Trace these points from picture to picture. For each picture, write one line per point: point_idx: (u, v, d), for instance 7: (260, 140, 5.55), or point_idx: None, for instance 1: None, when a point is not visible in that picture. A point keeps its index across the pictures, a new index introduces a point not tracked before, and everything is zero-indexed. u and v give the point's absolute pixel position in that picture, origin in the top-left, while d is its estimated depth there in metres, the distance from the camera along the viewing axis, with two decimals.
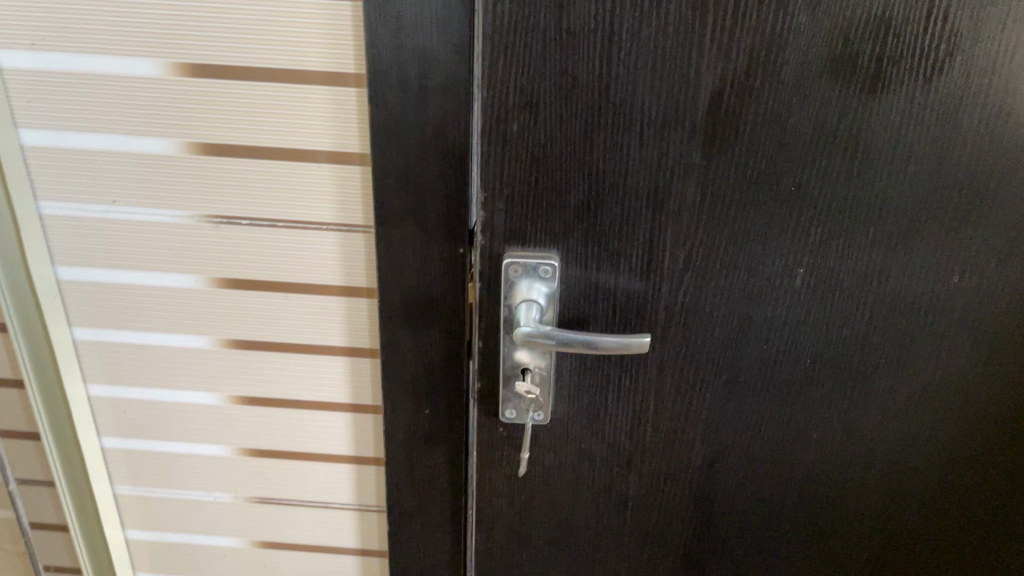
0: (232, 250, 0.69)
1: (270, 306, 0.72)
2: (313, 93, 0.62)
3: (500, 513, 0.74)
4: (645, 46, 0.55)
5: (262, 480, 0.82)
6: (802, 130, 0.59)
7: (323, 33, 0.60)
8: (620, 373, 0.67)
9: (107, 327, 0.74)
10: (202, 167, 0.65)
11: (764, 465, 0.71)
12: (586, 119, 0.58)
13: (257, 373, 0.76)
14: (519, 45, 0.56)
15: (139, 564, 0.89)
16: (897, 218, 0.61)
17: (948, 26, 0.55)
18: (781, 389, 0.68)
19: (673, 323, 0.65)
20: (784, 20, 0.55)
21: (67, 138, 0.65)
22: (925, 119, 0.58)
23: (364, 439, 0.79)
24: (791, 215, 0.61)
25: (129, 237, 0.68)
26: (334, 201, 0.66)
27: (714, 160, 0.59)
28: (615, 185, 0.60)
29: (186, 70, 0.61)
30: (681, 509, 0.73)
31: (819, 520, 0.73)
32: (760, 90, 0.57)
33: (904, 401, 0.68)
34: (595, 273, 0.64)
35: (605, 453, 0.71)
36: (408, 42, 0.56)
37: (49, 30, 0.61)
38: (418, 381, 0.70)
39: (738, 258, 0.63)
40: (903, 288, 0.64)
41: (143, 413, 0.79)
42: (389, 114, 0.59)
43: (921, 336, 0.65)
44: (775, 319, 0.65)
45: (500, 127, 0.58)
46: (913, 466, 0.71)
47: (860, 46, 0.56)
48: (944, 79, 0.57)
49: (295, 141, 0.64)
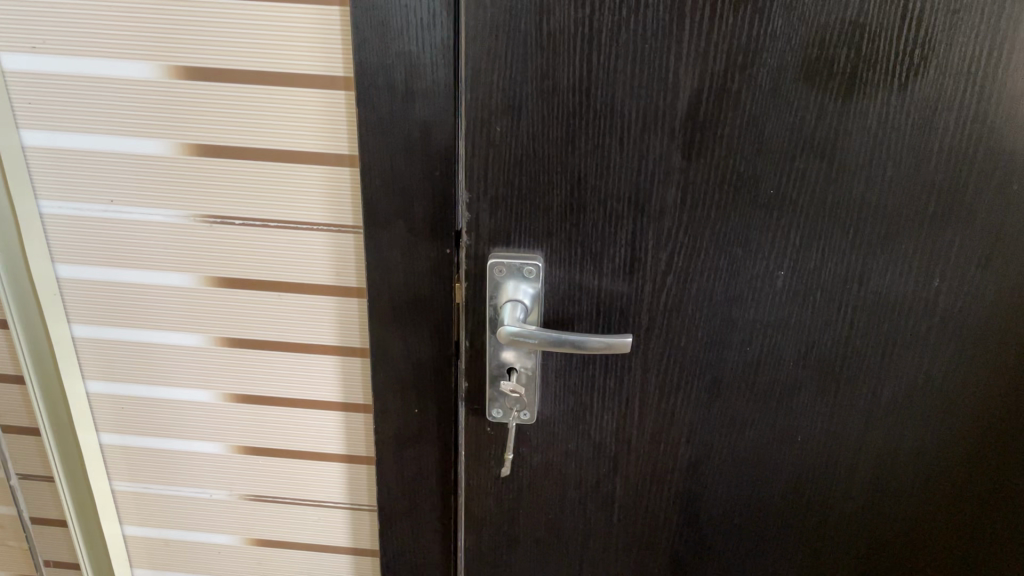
0: (227, 249, 0.71)
1: (264, 305, 0.74)
2: (303, 96, 0.65)
3: (489, 512, 0.75)
4: (623, 51, 0.57)
5: (257, 477, 0.84)
6: (780, 133, 0.60)
7: (313, 37, 0.63)
8: (604, 374, 0.68)
9: (106, 323, 0.76)
10: (198, 169, 0.68)
11: (749, 467, 0.72)
12: (567, 121, 0.60)
13: (252, 370, 0.78)
14: (501, 49, 0.58)
15: (138, 561, 0.91)
16: (878, 220, 0.62)
17: (923, 32, 0.56)
18: (765, 389, 0.68)
19: (657, 324, 0.66)
20: (759, 24, 0.56)
21: (70, 141, 0.68)
22: (902, 122, 0.59)
23: (355, 437, 0.80)
24: (771, 217, 0.62)
25: (129, 235, 0.71)
26: (324, 201, 0.68)
27: (694, 161, 0.61)
28: (596, 186, 0.62)
29: (184, 75, 0.64)
30: (667, 510, 0.74)
31: (805, 521, 0.74)
32: (737, 94, 0.58)
33: (888, 403, 0.68)
34: (579, 273, 0.65)
35: (592, 453, 0.72)
36: (394, 46, 0.59)
37: (55, 38, 0.64)
38: (406, 381, 0.72)
39: (721, 260, 0.64)
40: (884, 289, 0.64)
41: (141, 409, 0.81)
42: (377, 116, 0.61)
43: (904, 337, 0.66)
44: (758, 321, 0.66)
45: (483, 128, 0.60)
46: (900, 470, 0.71)
47: (836, 50, 0.57)
48: (920, 82, 0.57)
49: (287, 143, 0.67)
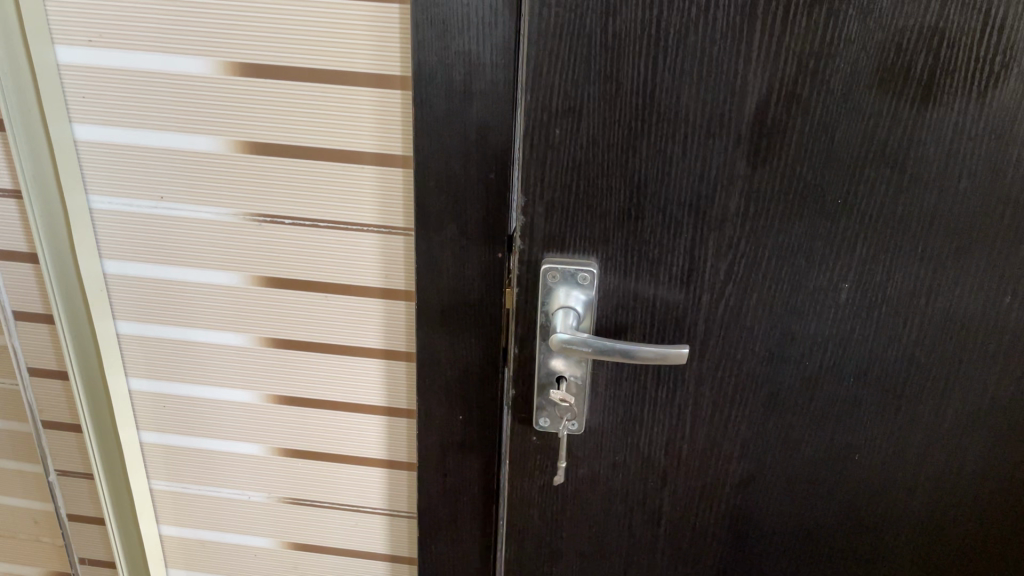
0: (273, 249, 0.71)
1: (310, 307, 0.73)
2: (359, 96, 0.64)
3: (532, 525, 0.73)
4: (691, 53, 0.55)
5: (295, 481, 0.83)
6: (850, 141, 0.57)
7: (370, 34, 0.62)
8: (656, 386, 0.66)
9: (150, 320, 0.76)
10: (250, 167, 0.67)
11: (804, 485, 0.69)
12: (629, 125, 0.58)
13: (294, 372, 0.77)
14: (563, 50, 0.56)
15: (173, 562, 0.91)
16: (948, 233, 0.60)
17: (1005, 38, 0.54)
18: (823, 406, 0.66)
19: (713, 334, 0.64)
20: (835, 28, 0.54)
21: (122, 138, 0.68)
22: (980, 131, 0.56)
23: (397, 442, 0.79)
24: (836, 228, 0.60)
25: (178, 233, 0.71)
26: (375, 202, 0.68)
27: (759, 169, 0.58)
28: (656, 192, 0.60)
29: (238, 71, 0.64)
30: (715, 528, 0.72)
31: (858, 544, 0.72)
32: (808, 101, 0.56)
33: (950, 424, 0.66)
34: (634, 282, 0.63)
35: (640, 466, 0.70)
36: (454, 45, 0.58)
37: (110, 32, 0.64)
38: (452, 387, 0.70)
39: (783, 273, 0.62)
40: (953, 306, 0.62)
41: (182, 408, 0.80)
42: (434, 115, 0.60)
43: (970, 355, 0.63)
44: (818, 335, 0.63)
45: (542, 130, 0.59)
46: (960, 492, 0.69)
47: (913, 56, 0.54)
48: (1000, 90, 0.55)
49: (340, 143, 0.66)
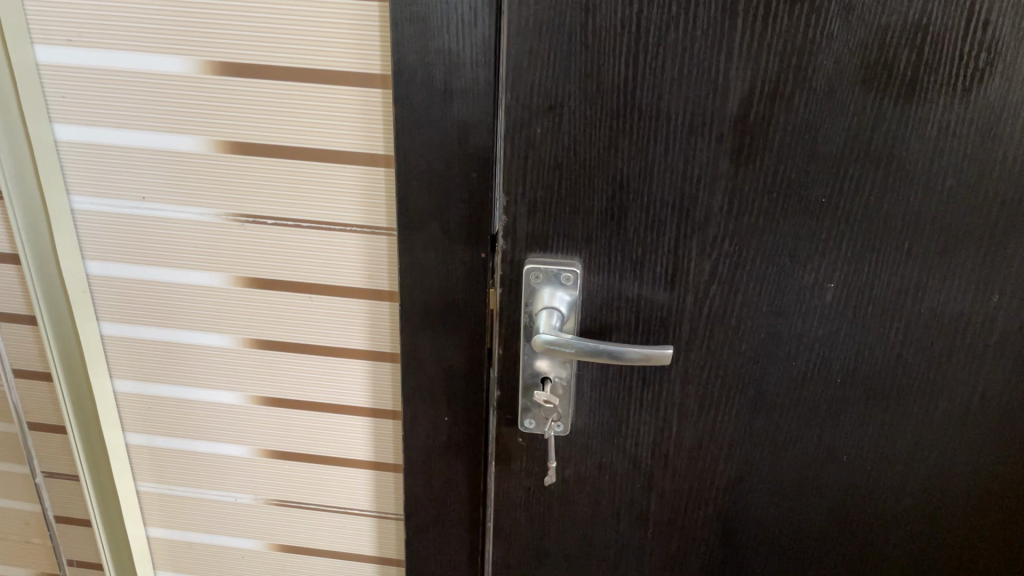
0: (256, 250, 0.70)
1: (295, 307, 0.73)
2: (340, 95, 0.63)
3: (518, 526, 0.73)
4: (672, 51, 0.55)
5: (282, 482, 0.82)
6: (834, 139, 0.57)
7: (350, 32, 0.61)
8: (641, 388, 0.66)
9: (134, 321, 0.76)
10: (232, 167, 0.67)
11: (792, 486, 0.69)
12: (611, 124, 0.57)
13: (280, 373, 0.76)
14: (543, 48, 0.56)
15: (161, 563, 0.90)
16: (935, 232, 0.59)
17: (989, 34, 0.53)
18: (809, 407, 0.65)
19: (698, 335, 0.64)
20: (817, 26, 0.53)
21: (103, 137, 0.67)
22: (964, 130, 0.56)
23: (383, 443, 0.79)
24: (821, 227, 0.59)
25: (161, 233, 0.71)
26: (358, 202, 0.67)
27: (742, 168, 0.58)
28: (639, 191, 0.59)
29: (219, 70, 0.63)
30: (703, 530, 0.71)
31: (847, 545, 0.71)
32: (791, 99, 0.56)
33: (939, 425, 0.65)
34: (618, 281, 0.62)
35: (627, 467, 0.69)
36: (433, 43, 0.57)
37: (90, 31, 0.63)
38: (437, 388, 0.70)
39: (768, 272, 0.61)
40: (940, 306, 0.61)
41: (168, 409, 0.80)
42: (414, 114, 0.59)
43: (958, 354, 0.63)
44: (804, 335, 0.63)
45: (523, 129, 0.58)
46: (949, 492, 0.68)
47: (896, 53, 0.54)
48: (985, 87, 0.54)
49: (322, 143, 0.65)
